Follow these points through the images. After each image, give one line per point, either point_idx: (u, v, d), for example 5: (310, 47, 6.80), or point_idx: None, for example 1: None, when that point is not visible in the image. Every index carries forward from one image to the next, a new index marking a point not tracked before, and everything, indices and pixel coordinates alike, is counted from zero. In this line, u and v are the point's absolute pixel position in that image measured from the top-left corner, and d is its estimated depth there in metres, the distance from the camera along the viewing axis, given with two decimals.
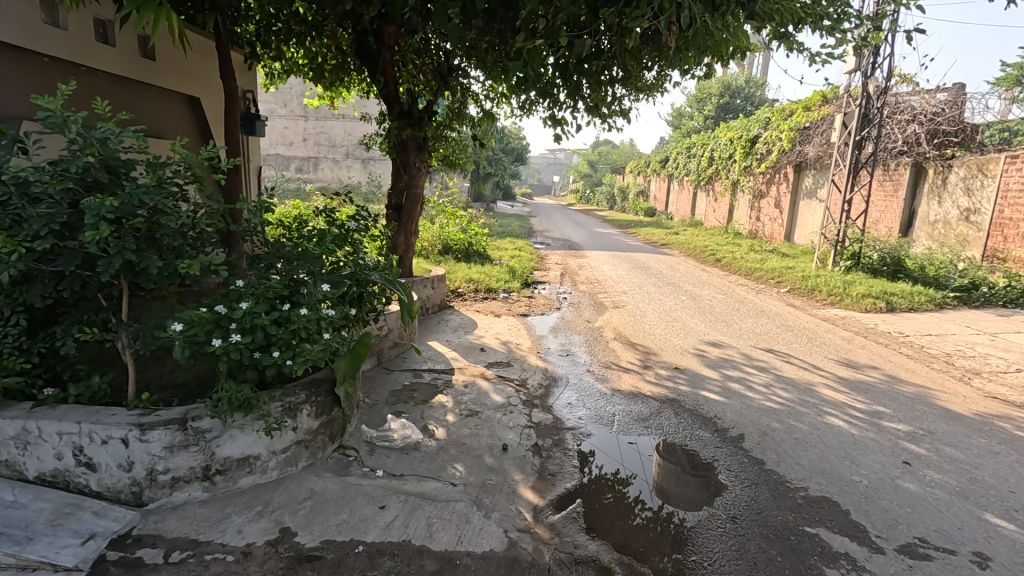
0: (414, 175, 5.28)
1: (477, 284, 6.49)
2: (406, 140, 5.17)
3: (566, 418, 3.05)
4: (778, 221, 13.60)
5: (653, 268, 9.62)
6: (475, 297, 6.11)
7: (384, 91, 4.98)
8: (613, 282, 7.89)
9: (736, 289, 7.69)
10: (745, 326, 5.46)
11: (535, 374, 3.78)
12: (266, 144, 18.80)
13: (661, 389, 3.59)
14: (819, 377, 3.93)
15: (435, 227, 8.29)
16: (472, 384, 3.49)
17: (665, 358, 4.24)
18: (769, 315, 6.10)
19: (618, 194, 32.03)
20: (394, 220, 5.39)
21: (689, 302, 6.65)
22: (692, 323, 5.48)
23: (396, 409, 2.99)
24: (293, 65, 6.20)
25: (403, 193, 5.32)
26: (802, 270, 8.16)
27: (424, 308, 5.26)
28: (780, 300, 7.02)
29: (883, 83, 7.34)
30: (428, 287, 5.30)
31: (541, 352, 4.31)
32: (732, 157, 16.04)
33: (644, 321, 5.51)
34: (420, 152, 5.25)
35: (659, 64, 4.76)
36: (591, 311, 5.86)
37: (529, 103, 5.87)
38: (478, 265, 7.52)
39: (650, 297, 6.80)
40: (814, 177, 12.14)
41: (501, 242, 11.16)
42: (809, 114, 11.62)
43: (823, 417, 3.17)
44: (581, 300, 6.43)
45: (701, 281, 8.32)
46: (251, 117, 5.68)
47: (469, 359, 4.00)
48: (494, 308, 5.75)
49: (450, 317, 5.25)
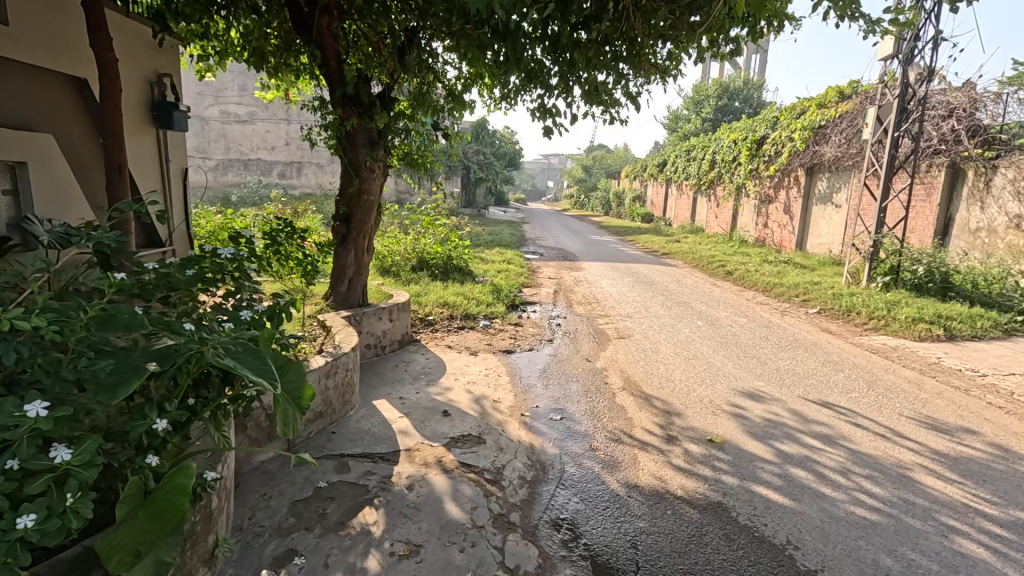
0: (362, 176, 4.14)
1: (454, 310, 5.38)
2: (356, 138, 4.07)
3: (559, 556, 1.95)
4: (788, 229, 12.58)
5: (658, 284, 8.50)
6: (447, 326, 5.01)
7: (325, 69, 3.91)
8: (615, 303, 6.78)
9: (757, 310, 6.62)
10: (784, 364, 4.38)
11: (516, 457, 2.66)
12: (244, 147, 17.50)
13: (697, 483, 2.49)
14: (909, 453, 2.84)
15: (408, 239, 7.17)
16: (421, 481, 2.38)
17: (694, 423, 3.14)
18: (806, 346, 5.03)
19: (614, 199, 31.03)
20: (341, 235, 4.25)
21: (707, 328, 5.57)
22: (717, 361, 4.39)
23: (287, 549, 1.87)
24: (225, 45, 5.08)
25: (353, 201, 4.20)
26: (830, 287, 7.12)
27: (379, 347, 4.13)
28: (811, 325, 5.96)
29: (927, 69, 6.30)
30: (387, 319, 4.17)
31: (526, 415, 3.19)
32: (736, 160, 15.09)
33: (656, 358, 4.40)
34: (379, 152, 4.15)
35: (676, 34, 3.71)
36: (591, 345, 4.76)
37: (513, 90, 4.79)
38: (456, 283, 6.43)
39: (660, 323, 5.72)
40: (829, 180, 11.14)
41: (488, 254, 10.03)
42: (824, 112, 10.65)
43: (952, 543, 2.09)
44: (578, 328, 5.32)
45: (715, 299, 7.25)
46: (165, 105, 4.62)
47: (424, 431, 2.88)
48: (470, 342, 4.63)
49: (413, 358, 4.14)
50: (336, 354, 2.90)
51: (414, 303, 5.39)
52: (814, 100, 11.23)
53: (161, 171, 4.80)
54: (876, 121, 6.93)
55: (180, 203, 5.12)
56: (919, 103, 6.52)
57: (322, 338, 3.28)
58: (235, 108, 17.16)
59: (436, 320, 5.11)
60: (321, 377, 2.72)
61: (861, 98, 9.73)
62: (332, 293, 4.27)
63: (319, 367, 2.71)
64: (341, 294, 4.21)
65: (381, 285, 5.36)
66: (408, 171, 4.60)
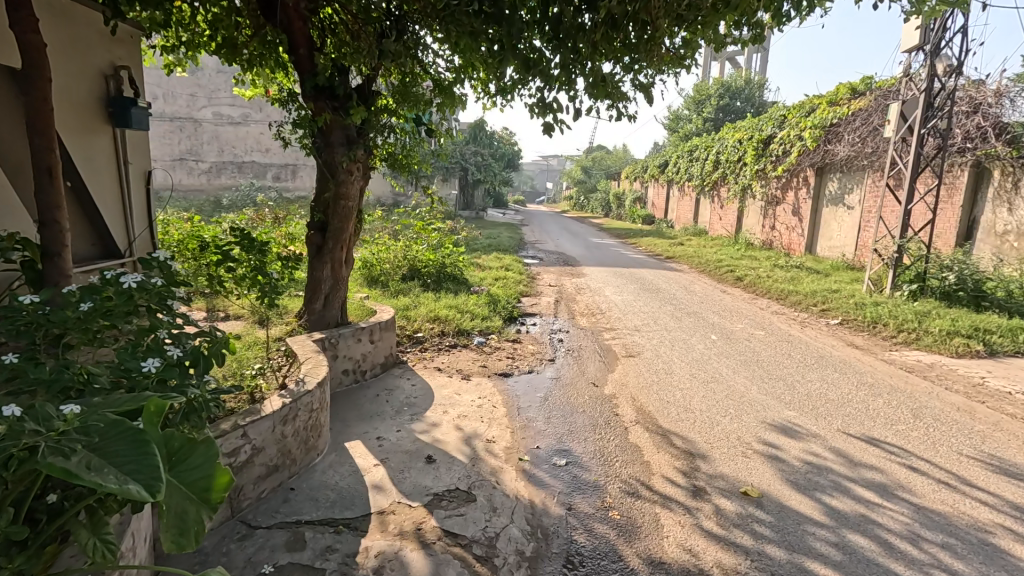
0: (337, 178, 3.65)
1: (446, 325, 4.90)
2: (331, 137, 3.58)
3: None
4: (797, 231, 12.13)
5: (665, 291, 8.03)
6: (438, 345, 4.54)
7: (295, 58, 3.45)
8: (620, 314, 6.30)
9: (774, 321, 6.15)
10: (814, 388, 3.90)
11: (512, 521, 2.18)
12: (237, 150, 16.96)
13: (736, 557, 2.01)
14: (985, 509, 2.37)
15: (399, 246, 6.70)
16: (393, 559, 1.90)
17: (723, 470, 2.66)
18: (835, 364, 4.55)
19: (615, 201, 30.57)
20: (316, 246, 3.78)
21: (723, 343, 5.10)
22: (739, 384, 3.93)
23: None
24: (193, 35, 4.62)
25: (329, 207, 3.72)
26: (850, 295, 6.67)
27: (359, 372, 3.65)
28: (834, 337, 5.50)
29: (957, 61, 5.86)
30: (368, 340, 3.69)
31: (525, 459, 2.72)
32: (741, 160, 14.66)
33: (671, 382, 3.93)
34: (359, 151, 3.67)
35: (693, 18, 3.27)
36: (597, 365, 4.29)
37: (510, 83, 4.32)
38: (450, 294, 5.96)
39: (671, 337, 5.24)
40: (841, 181, 10.68)
41: (486, 260, 9.56)
42: (835, 109, 10.21)
43: None
44: (583, 345, 4.84)
45: (728, 309, 6.78)
46: (121, 100, 4.14)
47: (403, 484, 2.41)
48: (463, 364, 4.15)
49: (398, 385, 3.67)
50: (298, 393, 2.42)
51: (402, 318, 4.93)
52: (825, 98, 10.77)
53: (119, 175, 4.33)
54: (899, 118, 6.43)
55: (143, 210, 4.63)
56: (946, 98, 6.08)
57: (286, 369, 2.80)
58: (228, 109, 16.61)
59: (426, 338, 4.64)
60: (276, 424, 2.24)
61: (876, 94, 9.30)
62: (306, 311, 3.79)
63: (273, 412, 2.23)
64: (315, 312, 3.73)
65: (367, 299, 4.89)
66: (393, 176, 4.13)
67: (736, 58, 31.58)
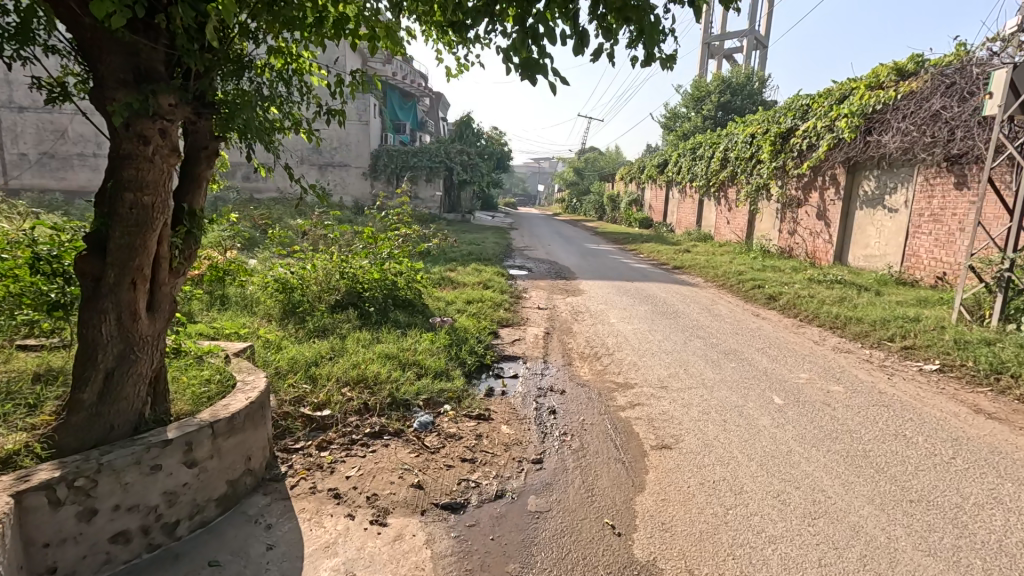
0: (116, 146, 1.88)
1: (374, 394, 3.13)
2: (103, 74, 1.82)
3: None
4: (824, 237, 10.55)
5: (686, 316, 6.32)
6: (352, 433, 2.78)
7: None
8: (634, 356, 4.57)
9: (845, 368, 4.47)
10: (1001, 529, 2.20)
11: None
12: None
13: None
14: None
15: (331, 261, 4.91)
16: None
17: None
18: (985, 457, 2.87)
19: (609, 202, 29.04)
20: (89, 279, 1.97)
21: (796, 414, 3.39)
22: (872, 523, 2.21)
23: None
24: None
25: (110, 205, 1.92)
26: (938, 327, 5.02)
27: (160, 527, 1.86)
28: (946, 395, 3.83)
29: None
30: (184, 464, 1.91)
31: None
32: (755, 157, 13.08)
33: (749, 521, 2.20)
34: (169, 100, 1.87)
35: None
36: (613, 477, 2.55)
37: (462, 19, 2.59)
38: (394, 332, 4.21)
39: (717, 401, 3.53)
40: (881, 180, 9.09)
41: (461, 274, 7.81)
42: (879, 94, 8.63)
43: None
44: (586, 427, 3.10)
45: (776, 347, 5.08)
46: None
47: None
48: (382, 482, 2.38)
49: (241, 550, 1.90)
50: None
51: (304, 382, 3.14)
52: (862, 82, 9.19)
53: None
54: (1010, 91, 4.77)
55: None
56: None
57: None
58: None
59: (336, 422, 2.86)
60: None
61: (940, 77, 7.73)
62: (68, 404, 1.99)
63: None
64: (82, 409, 1.93)
65: (248, 354, 3.11)
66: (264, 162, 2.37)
67: (733, 54, 30.19)
